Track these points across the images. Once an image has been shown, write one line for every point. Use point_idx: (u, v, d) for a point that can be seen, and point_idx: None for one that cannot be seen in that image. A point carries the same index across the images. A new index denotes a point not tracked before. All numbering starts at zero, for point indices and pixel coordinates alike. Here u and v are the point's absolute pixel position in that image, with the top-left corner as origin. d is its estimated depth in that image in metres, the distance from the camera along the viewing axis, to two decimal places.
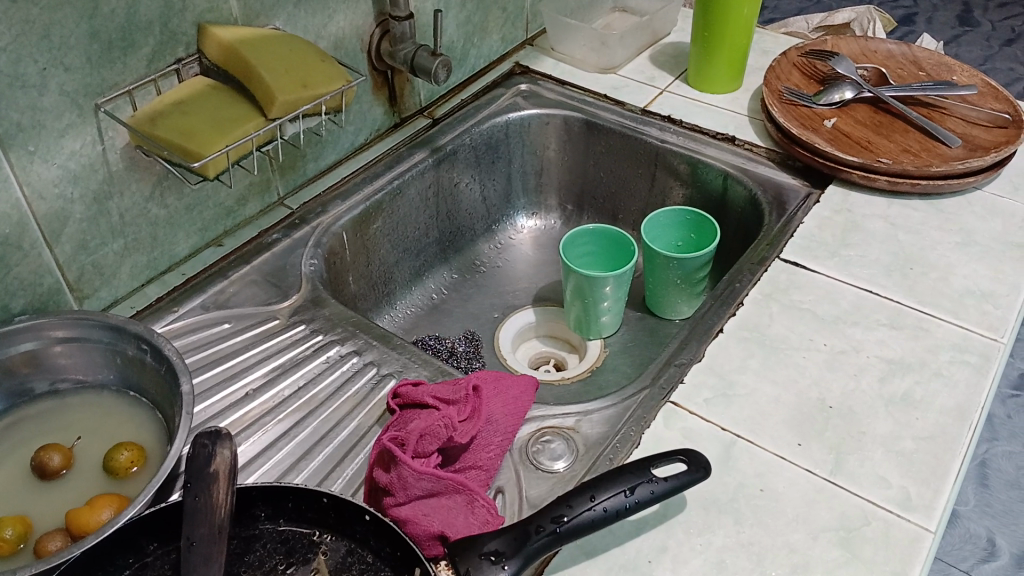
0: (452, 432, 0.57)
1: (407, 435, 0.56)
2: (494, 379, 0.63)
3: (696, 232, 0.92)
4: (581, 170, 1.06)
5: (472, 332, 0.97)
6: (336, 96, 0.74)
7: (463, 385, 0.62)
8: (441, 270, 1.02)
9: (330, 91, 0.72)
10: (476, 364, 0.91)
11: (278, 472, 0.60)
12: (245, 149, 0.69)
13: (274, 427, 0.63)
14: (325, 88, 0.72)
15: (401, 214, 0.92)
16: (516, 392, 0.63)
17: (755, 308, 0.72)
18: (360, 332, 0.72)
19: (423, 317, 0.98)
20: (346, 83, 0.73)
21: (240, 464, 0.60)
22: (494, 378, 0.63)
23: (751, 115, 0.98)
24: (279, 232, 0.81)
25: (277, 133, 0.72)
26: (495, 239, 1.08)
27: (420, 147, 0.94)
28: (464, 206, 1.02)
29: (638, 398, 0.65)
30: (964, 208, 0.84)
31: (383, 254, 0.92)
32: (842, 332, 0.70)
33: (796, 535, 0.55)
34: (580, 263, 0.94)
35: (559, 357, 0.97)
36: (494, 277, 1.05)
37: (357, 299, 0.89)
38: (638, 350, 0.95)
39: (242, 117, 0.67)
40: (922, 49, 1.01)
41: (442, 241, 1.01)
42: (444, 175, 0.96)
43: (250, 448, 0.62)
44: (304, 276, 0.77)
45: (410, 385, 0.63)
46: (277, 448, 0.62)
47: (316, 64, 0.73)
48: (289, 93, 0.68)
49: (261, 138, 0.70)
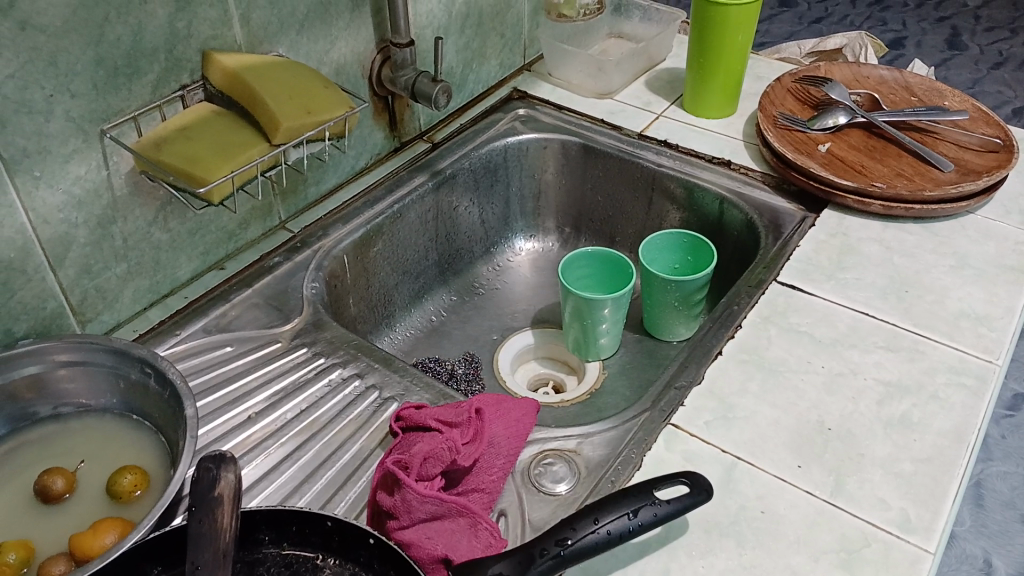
0: (457, 455, 0.57)
1: (411, 459, 0.57)
2: (495, 402, 0.63)
3: (692, 255, 0.94)
4: (579, 194, 1.07)
5: (471, 354, 0.97)
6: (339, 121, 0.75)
7: (470, 406, 0.62)
8: (440, 293, 1.03)
9: (334, 116, 0.73)
10: (475, 387, 0.91)
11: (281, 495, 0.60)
12: (250, 174, 0.70)
13: (277, 450, 0.64)
14: (327, 113, 0.72)
15: (401, 237, 0.93)
16: (517, 414, 0.64)
17: (753, 331, 0.73)
18: (361, 355, 0.72)
19: (422, 339, 0.99)
20: (348, 109, 0.74)
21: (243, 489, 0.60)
22: (495, 401, 0.64)
23: (746, 140, 1.00)
24: (280, 256, 0.81)
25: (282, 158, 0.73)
26: (492, 261, 1.09)
27: (420, 170, 0.95)
28: (463, 229, 1.03)
29: (639, 420, 0.65)
30: (957, 231, 0.85)
31: (383, 277, 0.93)
32: (839, 355, 0.71)
33: (797, 558, 0.55)
34: (578, 285, 0.95)
35: (558, 379, 0.98)
36: (493, 299, 1.06)
37: (357, 320, 0.90)
38: (637, 372, 0.95)
39: (248, 142, 0.68)
40: (913, 75, 1.03)
41: (441, 264, 1.02)
42: (443, 200, 0.97)
43: (254, 472, 0.62)
44: (306, 299, 0.77)
45: (413, 407, 0.63)
46: (280, 471, 0.62)
47: (319, 91, 0.73)
48: (292, 119, 0.69)
49: (265, 163, 0.70)
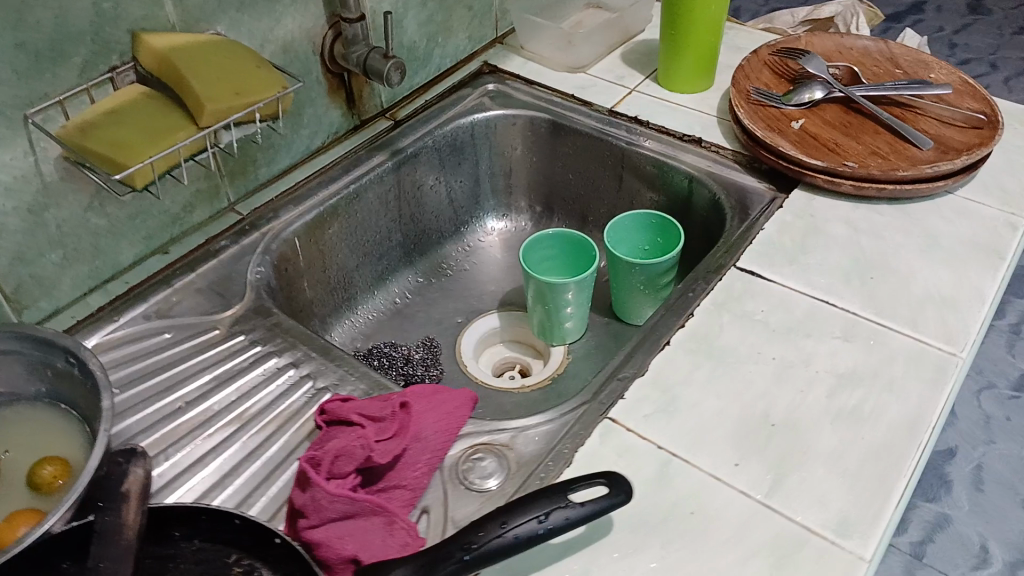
0: (370, 452, 0.56)
1: (322, 457, 0.55)
2: (429, 394, 0.62)
3: (662, 236, 0.92)
4: (549, 171, 1.04)
5: (432, 338, 0.95)
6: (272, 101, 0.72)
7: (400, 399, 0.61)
8: (405, 274, 1.01)
9: (265, 97, 0.70)
10: (432, 371, 0.89)
11: (205, 489, 0.59)
12: (173, 159, 0.67)
13: (202, 441, 0.63)
14: (258, 94, 0.69)
15: (361, 218, 0.91)
16: (451, 406, 0.62)
17: (707, 319, 0.70)
18: (299, 343, 0.70)
19: (386, 322, 0.97)
20: (281, 89, 0.71)
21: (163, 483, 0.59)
22: (428, 394, 0.62)
23: (719, 116, 0.96)
24: (227, 239, 0.80)
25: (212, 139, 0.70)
26: (461, 241, 1.06)
27: (379, 150, 0.92)
28: (429, 209, 1.01)
29: (576, 415, 0.64)
30: (932, 212, 0.81)
31: (342, 259, 0.91)
32: (794, 343, 0.68)
33: (725, 560, 0.53)
34: (541, 268, 0.92)
35: (524, 362, 0.96)
36: (460, 281, 1.04)
37: (312, 303, 0.88)
38: (602, 356, 0.93)
39: (172, 125, 0.65)
40: (899, 46, 0.98)
41: (406, 244, 1.00)
42: (405, 180, 0.95)
43: (181, 466, 0.61)
44: (249, 284, 0.76)
45: (341, 398, 0.61)
46: (204, 464, 0.61)
47: (252, 71, 0.70)
48: (218, 101, 0.66)
49: (189, 147, 0.68)
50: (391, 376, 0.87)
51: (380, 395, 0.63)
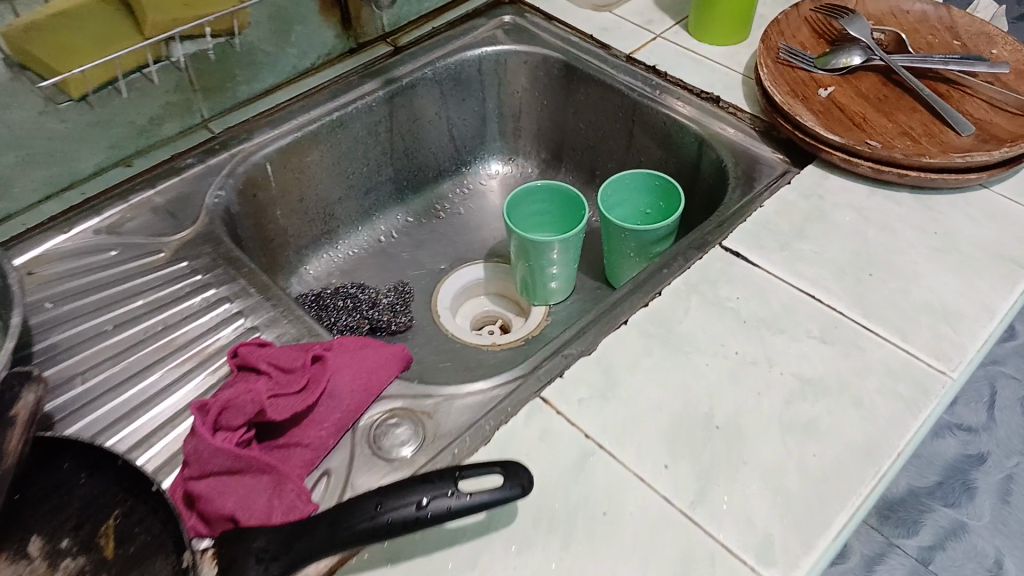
0: (262, 406, 0.53)
1: (212, 406, 0.53)
2: (352, 350, 0.59)
3: (664, 200, 0.85)
4: (559, 118, 0.98)
5: (405, 283, 0.91)
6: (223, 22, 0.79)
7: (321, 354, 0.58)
8: (394, 212, 0.97)
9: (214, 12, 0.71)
10: (401, 318, 0.86)
11: (112, 418, 0.57)
12: (109, 72, 0.75)
13: (119, 369, 0.60)
14: (206, 7, 0.70)
15: (345, 148, 0.87)
16: (374, 364, 0.59)
17: (673, 300, 0.64)
18: (240, 277, 0.68)
19: (367, 260, 0.94)
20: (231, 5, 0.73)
21: (71, 408, 0.57)
22: (352, 348, 0.59)
23: (746, 74, 0.87)
24: (194, 157, 0.77)
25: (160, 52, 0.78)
26: (460, 181, 1.03)
27: (372, 77, 0.88)
28: (426, 145, 0.97)
29: (508, 390, 0.59)
30: (957, 207, 0.72)
31: (322, 188, 0.87)
32: (762, 338, 0.61)
33: (626, 569, 0.48)
34: (528, 222, 0.87)
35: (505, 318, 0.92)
36: (453, 225, 1.00)
37: (286, 231, 0.86)
38: None
39: (116, 35, 0.66)
40: (963, 14, 0.87)
41: (396, 179, 0.96)
42: (398, 113, 0.90)
43: (93, 391, 0.59)
44: (205, 207, 0.73)
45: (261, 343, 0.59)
46: (115, 395, 0.58)
47: None
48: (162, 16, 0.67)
49: None
50: (353, 318, 0.83)
51: (306, 342, 0.60)
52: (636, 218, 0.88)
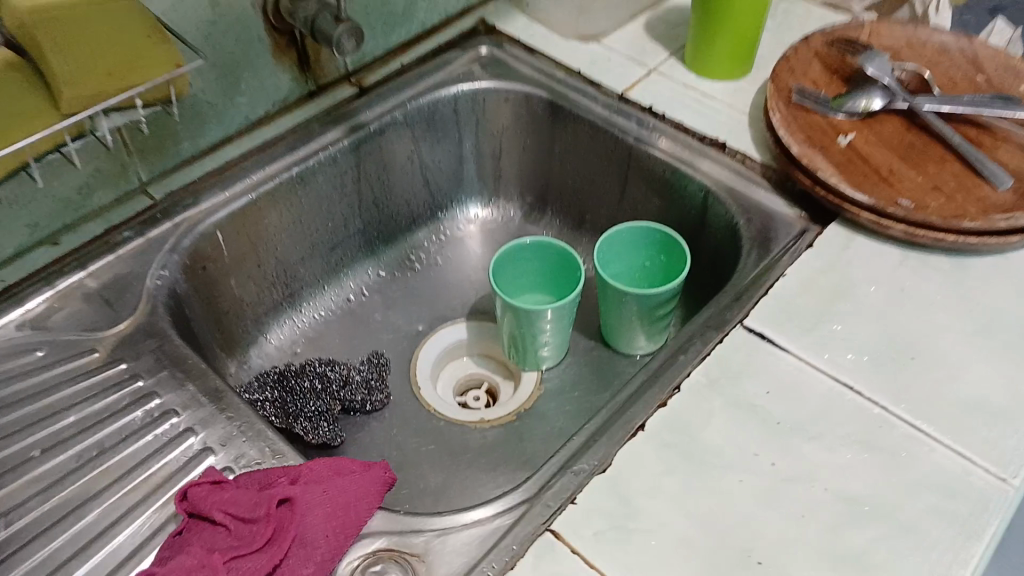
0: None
1: None
2: (324, 482, 0.50)
3: (666, 255, 0.77)
4: (544, 159, 0.90)
5: (380, 354, 0.82)
6: (160, 84, 0.59)
7: (287, 487, 0.49)
8: (364, 268, 0.88)
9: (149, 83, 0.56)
10: (376, 398, 0.77)
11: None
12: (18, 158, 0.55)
13: (46, 507, 0.51)
14: (140, 76, 0.56)
15: (307, 206, 0.78)
16: (350, 499, 0.50)
17: (693, 400, 0.56)
18: (189, 382, 0.58)
19: (334, 324, 0.84)
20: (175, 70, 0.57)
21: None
22: (323, 479, 0.50)
23: (753, 113, 0.79)
24: (132, 230, 0.67)
25: (82, 127, 0.58)
26: (433, 229, 0.93)
27: (335, 124, 0.78)
28: (398, 192, 0.87)
29: (509, 523, 0.50)
30: (995, 272, 0.64)
31: (281, 251, 0.78)
32: (796, 447, 0.53)
33: None
34: (515, 281, 0.79)
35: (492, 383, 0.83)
36: (429, 278, 0.90)
37: (241, 301, 0.76)
38: (579, 392, 0.79)
39: (21, 116, 0.52)
40: (986, 45, 0.80)
41: (366, 232, 0.86)
42: (366, 163, 0.81)
43: (19, 540, 0.50)
44: (146, 292, 0.63)
45: (214, 475, 0.50)
46: (43, 542, 0.50)
47: (142, 44, 0.55)
48: (80, 89, 0.52)
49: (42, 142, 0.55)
50: (323, 400, 0.74)
51: (268, 470, 0.51)
52: (637, 273, 0.79)
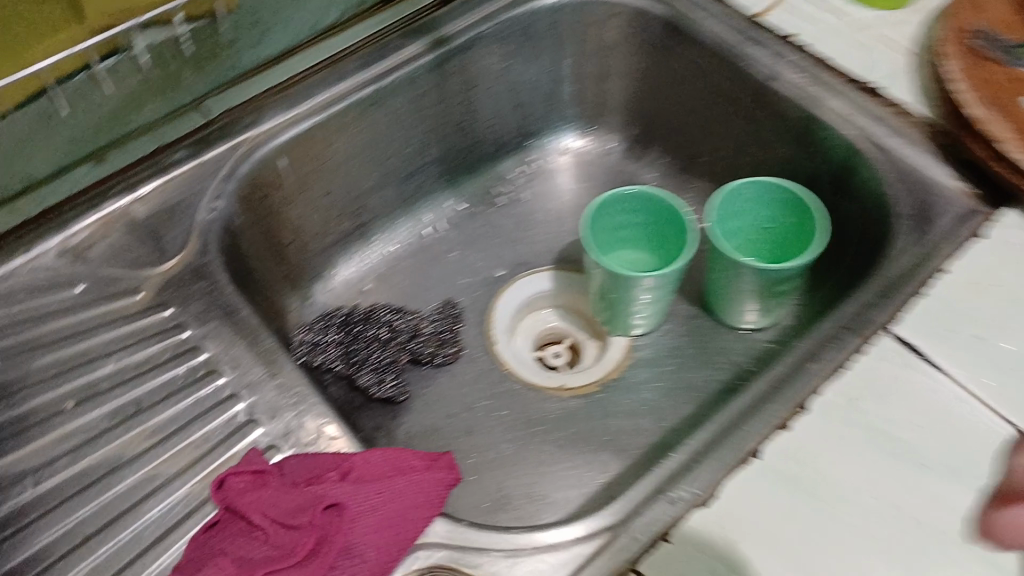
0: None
1: None
2: (378, 487, 0.44)
3: (794, 218, 0.65)
4: (657, 87, 0.77)
5: (454, 300, 0.74)
6: None
7: (335, 488, 0.43)
8: (442, 200, 0.79)
9: None
10: (449, 350, 0.70)
11: (65, 551, 0.44)
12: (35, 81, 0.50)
13: (75, 469, 0.46)
14: None
15: (380, 128, 0.69)
16: (406, 507, 0.43)
17: (827, 426, 0.44)
18: (238, 339, 0.51)
19: (408, 261, 0.77)
20: None
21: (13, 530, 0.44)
22: (377, 482, 0.44)
23: (919, 51, 0.65)
24: (184, 150, 0.59)
25: (113, 43, 0.53)
26: (521, 157, 0.83)
27: (416, 36, 0.69)
28: (483, 117, 0.77)
29: (590, 554, 0.43)
30: None
31: (351, 178, 0.70)
32: (960, 502, 0.41)
33: None
34: (609, 233, 0.69)
35: (575, 339, 0.75)
36: (513, 214, 0.81)
37: (307, 232, 0.69)
38: (672, 364, 0.70)
39: (43, 30, 0.48)
40: None
41: (444, 159, 0.77)
42: (448, 81, 0.71)
43: (42, 507, 0.45)
44: (197, 226, 0.57)
45: (260, 457, 0.45)
46: (69, 511, 0.45)
47: None
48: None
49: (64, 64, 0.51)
50: (390, 353, 0.68)
51: (318, 457, 0.46)
52: (755, 235, 0.69)
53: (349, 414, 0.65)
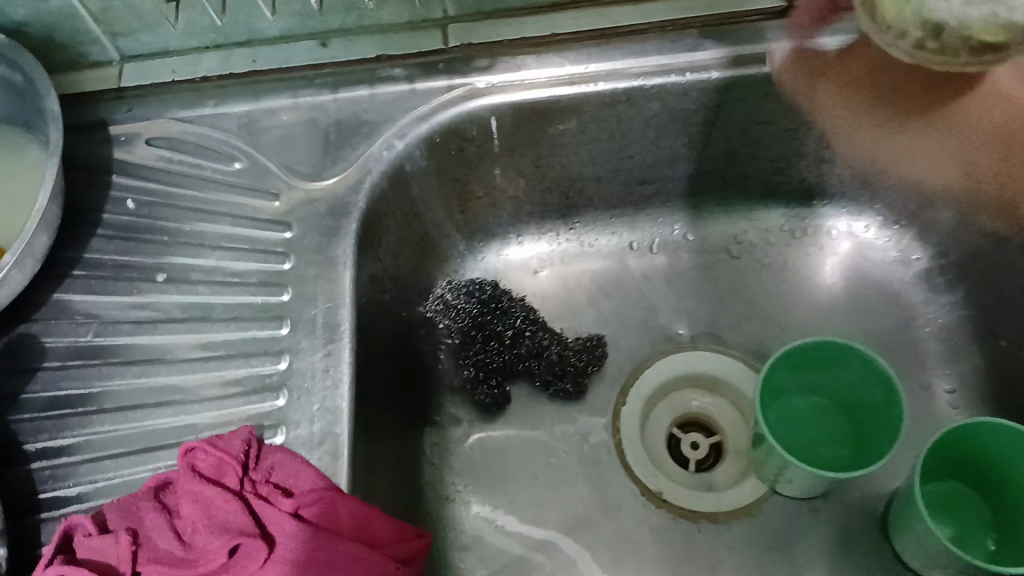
0: None
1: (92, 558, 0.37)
2: (328, 532, 0.40)
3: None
4: None
5: (604, 341, 0.63)
6: None
7: (275, 520, 0.39)
8: (671, 223, 0.67)
9: None
10: (566, 390, 0.61)
11: (81, 410, 0.46)
12: None
13: (132, 341, 0.47)
14: None
15: (623, 127, 0.58)
16: (341, 568, 0.39)
17: None
18: (319, 299, 0.48)
19: (596, 266, 0.67)
20: None
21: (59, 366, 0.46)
22: (331, 527, 0.40)
23: None
24: (401, 70, 0.54)
25: None
26: (796, 211, 0.67)
27: (718, 43, 0.54)
28: (762, 158, 0.62)
29: None
30: None
31: (570, 162, 0.60)
32: None
33: None
34: (793, 382, 0.56)
35: (718, 445, 0.62)
36: (743, 275, 0.66)
37: (504, 193, 0.62)
38: (788, 552, 0.57)
39: None
40: None
41: (696, 180, 0.64)
42: (732, 108, 0.57)
43: (90, 357, 0.47)
44: (364, 157, 0.53)
45: (242, 442, 0.42)
46: (107, 378, 0.46)
47: None
48: None
49: None
50: (502, 361, 0.61)
51: (300, 468, 0.41)
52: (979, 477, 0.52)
53: (439, 391, 0.61)
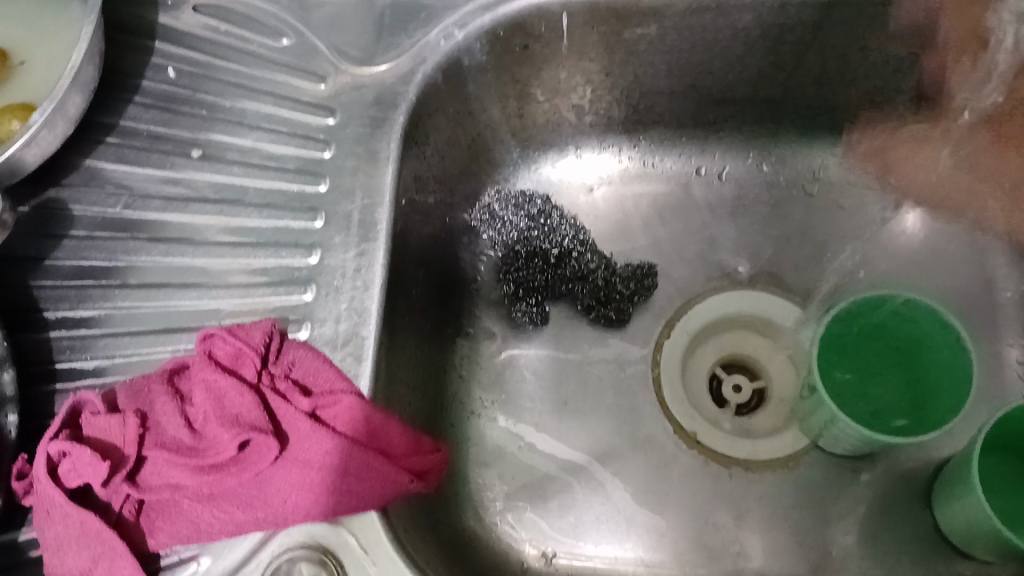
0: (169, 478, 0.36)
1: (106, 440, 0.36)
2: (345, 434, 0.38)
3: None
4: None
5: (654, 268, 0.61)
6: None
7: (290, 419, 0.38)
8: (744, 152, 0.62)
9: None
10: (608, 315, 0.59)
11: (105, 284, 0.44)
12: None
13: (162, 215, 0.45)
14: None
15: (707, 38, 0.52)
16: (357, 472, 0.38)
17: None
18: (356, 196, 0.46)
19: (654, 190, 0.63)
20: None
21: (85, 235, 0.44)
22: (348, 429, 0.39)
23: None
24: None
25: None
26: None
27: None
28: (857, 88, 0.56)
29: None
30: None
31: (643, 73, 0.55)
32: None
33: None
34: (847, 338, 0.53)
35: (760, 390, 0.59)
36: (812, 215, 0.61)
37: (567, 99, 0.58)
38: (820, 509, 0.54)
39: None
40: None
41: (778, 104, 0.58)
42: (831, 27, 0.51)
43: (119, 230, 0.45)
44: (419, 47, 0.49)
45: (264, 334, 0.40)
46: (135, 252, 0.44)
47: None
48: None
49: None
50: (544, 281, 0.59)
51: (319, 367, 0.40)
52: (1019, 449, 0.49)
53: (475, 303, 0.59)
